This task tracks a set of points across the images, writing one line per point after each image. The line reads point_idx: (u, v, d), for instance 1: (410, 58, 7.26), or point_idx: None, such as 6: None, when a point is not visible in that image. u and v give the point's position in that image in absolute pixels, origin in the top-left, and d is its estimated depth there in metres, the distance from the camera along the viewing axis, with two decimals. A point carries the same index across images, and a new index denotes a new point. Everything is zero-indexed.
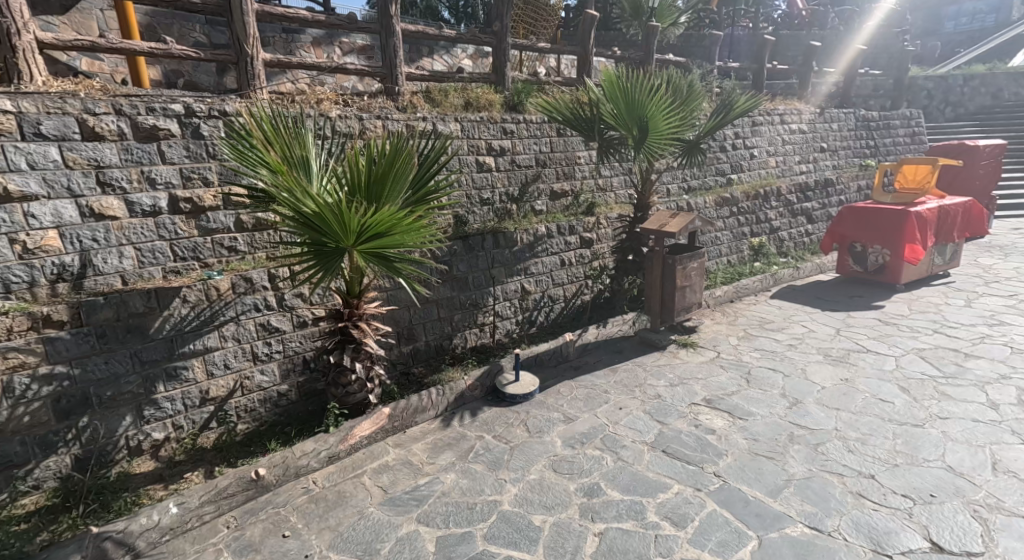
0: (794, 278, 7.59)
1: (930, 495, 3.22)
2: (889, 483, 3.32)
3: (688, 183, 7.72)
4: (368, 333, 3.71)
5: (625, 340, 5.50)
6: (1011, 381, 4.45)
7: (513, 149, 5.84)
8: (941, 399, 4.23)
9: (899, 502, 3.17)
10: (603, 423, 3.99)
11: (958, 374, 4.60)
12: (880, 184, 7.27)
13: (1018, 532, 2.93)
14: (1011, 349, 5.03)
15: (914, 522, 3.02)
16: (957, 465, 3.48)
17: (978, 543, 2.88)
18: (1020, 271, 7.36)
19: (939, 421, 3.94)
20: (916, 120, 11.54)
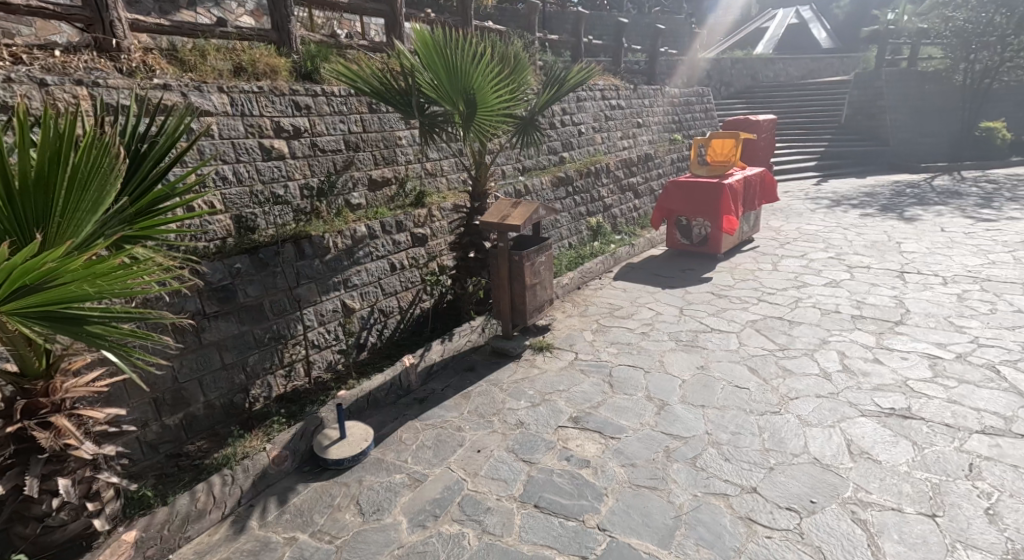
0: (632, 256, 7.49)
1: (811, 501, 2.94)
2: (770, 494, 3.01)
3: (522, 163, 7.13)
4: (71, 436, 2.31)
5: (476, 353, 4.72)
6: (831, 344, 4.58)
7: (311, 127, 4.58)
8: (784, 376, 4.15)
9: (787, 521, 2.82)
10: (459, 479, 3.20)
11: (789, 344, 4.63)
12: (695, 156, 7.34)
13: (898, 532, 2.72)
14: (820, 311, 5.26)
15: (806, 544, 2.68)
16: (822, 454, 3.29)
17: (868, 555, 2.61)
18: (801, 231, 8.15)
19: (793, 403, 3.80)
20: (709, 96, 12.47)
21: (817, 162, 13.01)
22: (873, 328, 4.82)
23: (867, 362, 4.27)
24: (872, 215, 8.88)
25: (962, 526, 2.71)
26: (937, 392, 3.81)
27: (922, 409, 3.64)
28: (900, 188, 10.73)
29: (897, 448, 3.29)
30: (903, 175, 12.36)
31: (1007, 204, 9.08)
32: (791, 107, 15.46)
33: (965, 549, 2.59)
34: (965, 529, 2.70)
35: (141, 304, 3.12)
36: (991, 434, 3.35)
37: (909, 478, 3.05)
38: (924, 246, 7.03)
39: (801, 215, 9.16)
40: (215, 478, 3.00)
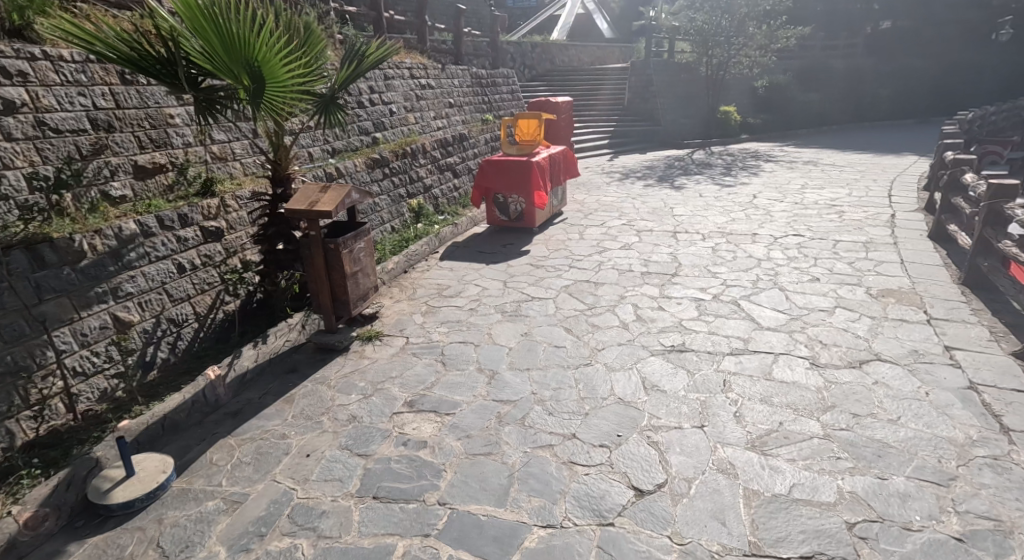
0: (455, 235, 7.55)
1: (617, 435, 3.32)
2: (586, 436, 3.33)
3: (330, 144, 6.67)
4: None
5: (298, 352, 4.37)
6: (628, 299, 5.15)
7: (34, 102, 3.73)
8: (593, 331, 4.57)
9: (600, 456, 3.16)
10: (287, 490, 2.96)
11: (596, 303, 5.10)
12: (505, 136, 7.54)
13: (679, 445, 3.22)
14: (620, 271, 5.88)
15: (615, 473, 3.04)
16: (623, 393, 3.71)
17: (660, 470, 3.04)
18: (599, 203, 9.00)
19: (600, 353, 4.22)
20: (512, 78, 12.98)
21: (609, 140, 14.45)
22: (656, 281, 5.53)
23: (653, 310, 4.91)
24: (652, 185, 10.17)
25: (719, 431, 3.31)
26: (700, 326, 4.54)
27: (691, 342, 4.32)
28: (672, 162, 12.44)
29: (675, 378, 3.86)
30: (672, 150, 14.37)
31: (742, 172, 11.13)
32: (584, 90, 16.76)
33: (723, 448, 3.18)
34: (722, 432, 3.31)
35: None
36: (736, 353, 4.12)
37: (685, 400, 3.61)
38: (689, 210, 8.27)
39: (598, 187, 10.09)
40: None
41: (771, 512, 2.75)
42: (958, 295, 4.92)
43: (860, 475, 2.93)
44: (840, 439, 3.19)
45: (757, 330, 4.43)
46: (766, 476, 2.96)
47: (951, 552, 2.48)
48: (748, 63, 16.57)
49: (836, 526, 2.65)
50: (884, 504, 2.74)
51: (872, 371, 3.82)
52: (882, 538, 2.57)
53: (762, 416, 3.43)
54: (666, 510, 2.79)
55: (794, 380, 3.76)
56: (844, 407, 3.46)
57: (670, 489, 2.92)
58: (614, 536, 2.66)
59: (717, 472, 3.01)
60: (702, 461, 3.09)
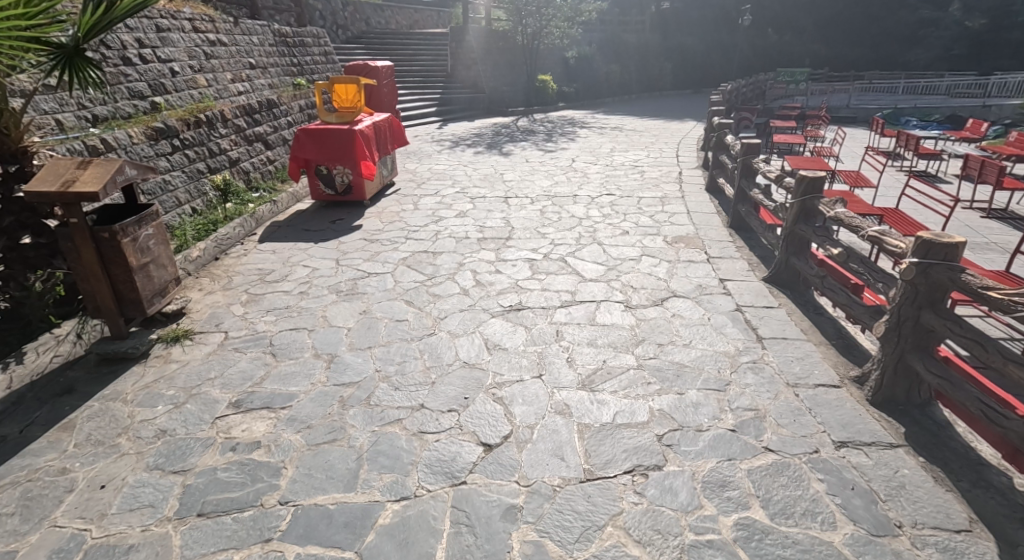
0: (274, 214, 6.88)
1: (464, 398, 3.34)
2: (435, 404, 3.29)
3: (88, 110, 5.51)
4: None
5: (73, 368, 3.64)
6: (466, 266, 5.16)
7: None
8: (434, 301, 4.51)
9: (449, 421, 3.15)
10: (76, 532, 2.49)
11: (435, 273, 5.03)
12: (321, 103, 6.96)
13: (520, 397, 3.34)
14: (456, 239, 5.85)
15: (465, 434, 3.06)
16: (467, 357, 3.74)
17: (505, 422, 3.13)
18: (431, 171, 8.83)
19: (443, 322, 4.18)
20: (323, 39, 11.96)
21: (436, 108, 14.21)
22: (491, 246, 5.61)
23: (490, 274, 4.98)
24: (481, 152, 10.26)
25: (555, 378, 3.50)
26: (534, 284, 4.74)
27: (527, 300, 4.49)
28: (498, 129, 12.68)
29: (514, 335, 3.99)
30: (497, 118, 14.63)
31: (561, 138, 11.76)
32: (404, 55, 16.10)
33: (558, 393, 3.37)
34: (558, 378, 3.50)
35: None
36: (565, 305, 4.39)
37: (524, 354, 3.76)
38: (519, 175, 8.52)
39: (429, 156, 9.91)
40: None
41: (601, 440, 3.00)
42: (726, 236, 5.76)
43: (665, 395, 3.32)
44: (649, 367, 3.58)
45: (582, 283, 4.75)
46: (594, 410, 3.21)
47: (730, 441, 2.95)
48: (559, 32, 17.37)
49: (649, 440, 2.98)
50: (683, 414, 3.15)
51: (670, 306, 4.33)
52: (682, 443, 2.95)
53: (589, 357, 3.71)
54: (513, 458, 2.89)
55: (612, 322, 4.11)
56: (651, 339, 3.89)
57: (515, 438, 3.02)
58: (466, 493, 2.68)
59: (555, 414, 3.19)
60: (542, 407, 3.25)
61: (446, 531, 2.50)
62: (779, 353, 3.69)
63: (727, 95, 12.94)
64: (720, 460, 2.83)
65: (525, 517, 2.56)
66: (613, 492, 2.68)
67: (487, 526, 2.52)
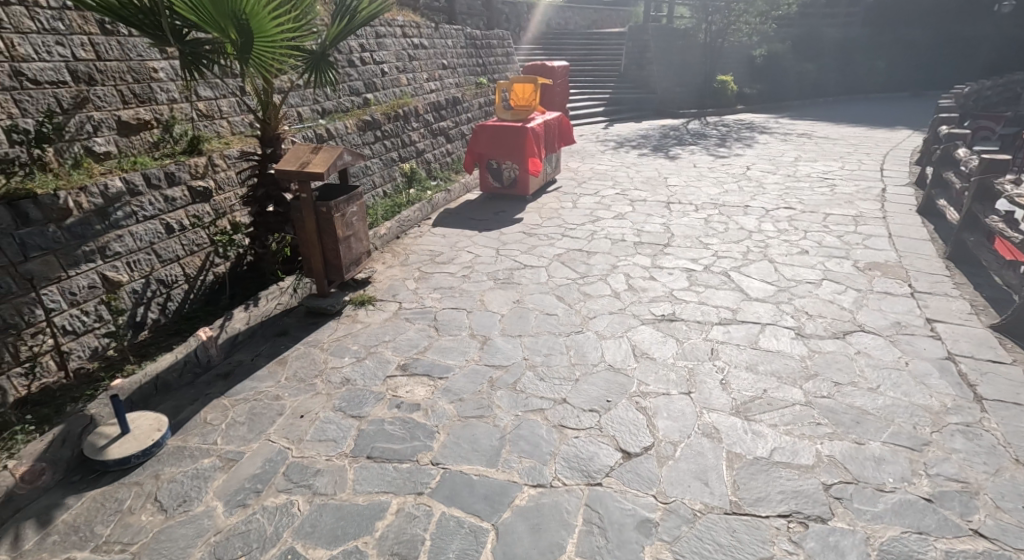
0: (447, 201, 7.47)
1: (607, 400, 3.37)
2: (577, 401, 3.38)
3: (320, 105, 6.51)
4: None
5: (288, 316, 4.38)
6: (620, 268, 5.16)
7: (13, 50, 3.59)
8: (586, 300, 4.59)
9: (590, 420, 3.22)
10: (281, 449, 3.02)
11: (588, 272, 5.10)
12: (500, 100, 7.42)
13: (665, 410, 3.28)
14: (613, 240, 5.87)
15: (604, 436, 3.10)
16: (614, 360, 3.76)
17: (648, 434, 3.11)
18: (594, 171, 8.91)
19: (592, 321, 4.25)
20: (508, 40, 12.58)
21: (605, 107, 14.21)
22: (648, 252, 5.53)
23: (645, 280, 4.91)
24: (646, 154, 10.09)
25: (706, 397, 3.38)
26: (691, 296, 4.58)
27: (682, 311, 4.36)
28: (666, 131, 12.32)
29: (664, 345, 3.92)
30: (666, 119, 14.18)
31: (736, 143, 11.04)
32: (580, 55, 16.35)
33: (708, 414, 3.25)
34: (708, 398, 3.37)
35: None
36: (725, 322, 4.18)
37: (673, 367, 3.67)
38: (684, 180, 8.22)
39: (592, 156, 9.99)
40: None
41: (753, 474, 2.84)
42: (942, 269, 4.98)
43: (838, 440, 3.02)
44: (820, 406, 3.28)
45: (746, 301, 4.48)
46: (747, 440, 3.04)
47: (922, 512, 2.60)
48: (747, 30, 16.25)
49: (813, 487, 2.75)
50: (860, 467, 2.85)
51: (855, 341, 3.90)
52: (856, 499, 2.67)
53: (747, 383, 3.50)
54: (652, 471, 2.87)
55: (779, 349, 3.83)
56: (826, 375, 3.55)
57: (657, 451, 2.99)
58: (600, 495, 2.73)
59: (703, 436, 3.08)
60: (688, 425, 3.16)
61: (578, 527, 2.57)
62: (1005, 421, 3.13)
63: (961, 101, 11.02)
64: (907, 530, 2.51)
65: (661, 534, 2.53)
66: (762, 533, 2.53)
67: (619, 532, 2.54)
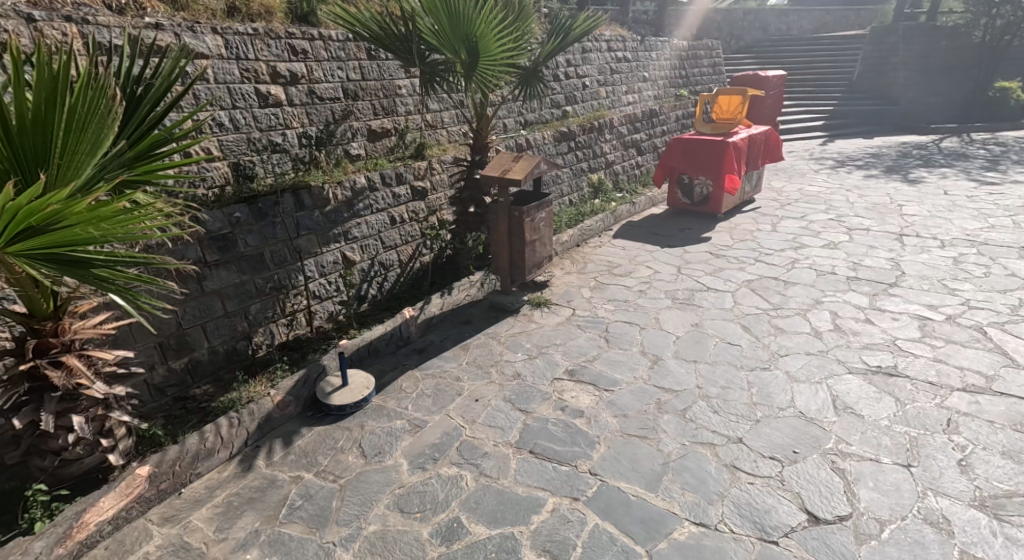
0: (631, 213, 7.45)
1: (793, 451, 3.08)
2: (756, 444, 3.14)
3: (523, 117, 7.01)
4: (83, 375, 2.48)
5: (473, 307, 4.82)
6: (824, 304, 4.66)
7: (308, 74, 4.53)
8: (777, 334, 4.24)
9: (769, 469, 2.96)
10: (457, 426, 3.35)
11: (784, 304, 4.70)
12: (701, 113, 7.16)
13: (872, 480, 2.86)
14: (817, 272, 5.32)
15: (787, 492, 2.82)
16: (806, 408, 3.41)
17: (844, 503, 2.74)
18: (802, 193, 8.11)
19: (783, 360, 3.91)
20: (717, 50, 12.03)
21: (824, 121, 12.78)
22: (866, 289, 4.90)
23: (857, 322, 4.36)
24: (874, 177, 8.84)
25: (936, 478, 2.85)
26: (923, 351, 3.93)
27: (907, 367, 3.77)
28: (907, 150, 10.63)
29: (879, 404, 3.42)
30: (908, 135, 12.20)
31: (1011, 168, 9.02)
32: (801, 63, 14.97)
33: (936, 497, 2.74)
34: (937, 478, 2.85)
35: (144, 249, 3.22)
36: (972, 391, 3.49)
37: (890, 432, 3.19)
38: (925, 210, 7.03)
39: (803, 176, 9.09)
40: (223, 420, 3.20)
41: None
42: None
43: None
44: None
45: (1007, 368, 3.70)
46: (1003, 550, 2.45)
47: None
48: None
49: None
50: None
51: None
52: None
53: (1001, 473, 2.87)
54: (846, 546, 2.52)
55: None
56: None
57: (856, 525, 2.62)
58: (775, 555, 2.49)
59: (925, 523, 2.61)
60: (902, 505, 2.71)
61: None
62: None
63: None
64: None
65: None
66: None
67: None
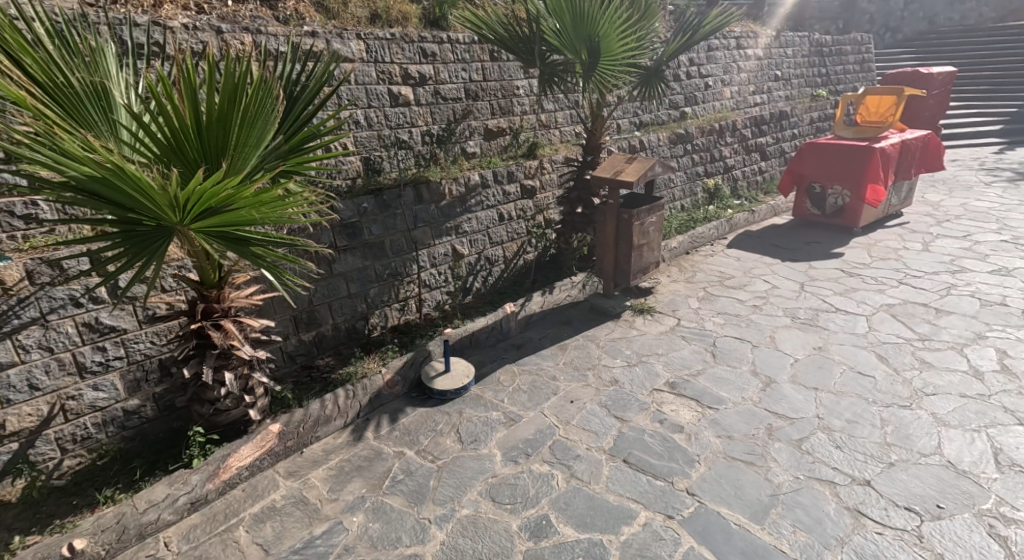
0: (749, 222, 7.04)
1: (938, 506, 2.72)
2: (887, 490, 2.83)
3: (639, 117, 6.89)
4: (235, 336, 2.85)
5: (574, 308, 4.83)
6: (989, 341, 4.08)
7: (435, 76, 4.78)
8: (922, 369, 3.79)
9: (903, 521, 2.65)
10: (551, 425, 3.39)
11: (935, 335, 4.19)
12: (843, 114, 6.59)
13: None
14: (981, 301, 4.68)
15: (926, 551, 2.50)
16: (957, 459, 3.01)
17: None
18: (968, 209, 7.15)
19: (928, 399, 3.49)
20: (867, 46, 10.96)
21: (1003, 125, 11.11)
22: None
23: None
24: None
25: None
26: None
27: None
28: None
29: None
30: None
31: None
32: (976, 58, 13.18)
33: None
34: None
35: (289, 233, 3.59)
36: None
37: None
38: None
39: (969, 189, 8.01)
40: (341, 391, 3.49)
41: None
42: None
43: None
44: None
45: None
46: None
47: None
48: None
49: None
50: None
51: None
52: None
53: None
54: None
55: None
56: None
57: None
58: None
59: None
60: None
61: None
62: None
63: None
64: None
65: None
66: None
67: None
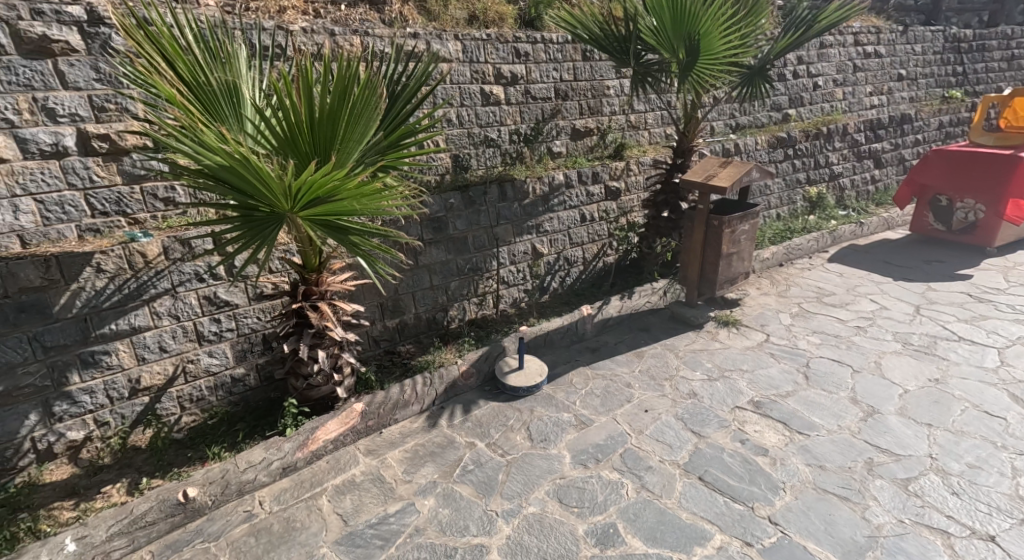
0: (854, 236, 6.53)
1: None
2: (1016, 551, 2.51)
3: (736, 119, 6.58)
4: (329, 317, 3.05)
5: (653, 315, 4.71)
6: None
7: (527, 75, 4.82)
8: None
9: None
10: (624, 433, 3.33)
11: None
12: (981, 119, 5.97)
13: None
14: None
15: None
16: None
17: None
18: None
19: None
20: (1014, 42, 9.74)
21: None
22: None
23: None
24: None
25: None
26: None
27: None
28: None
29: None
30: None
31: None
32: None
33: None
34: None
35: (382, 224, 3.77)
36: None
37: None
38: None
39: None
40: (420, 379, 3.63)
41: None
42: None
43: None
44: None
45: None
46: None
47: None
48: None
49: None
50: None
51: None
52: None
53: None
54: None
55: None
56: None
57: None
58: None
59: None
60: None
61: None
62: None
63: None
64: None
65: None
66: None
67: None
